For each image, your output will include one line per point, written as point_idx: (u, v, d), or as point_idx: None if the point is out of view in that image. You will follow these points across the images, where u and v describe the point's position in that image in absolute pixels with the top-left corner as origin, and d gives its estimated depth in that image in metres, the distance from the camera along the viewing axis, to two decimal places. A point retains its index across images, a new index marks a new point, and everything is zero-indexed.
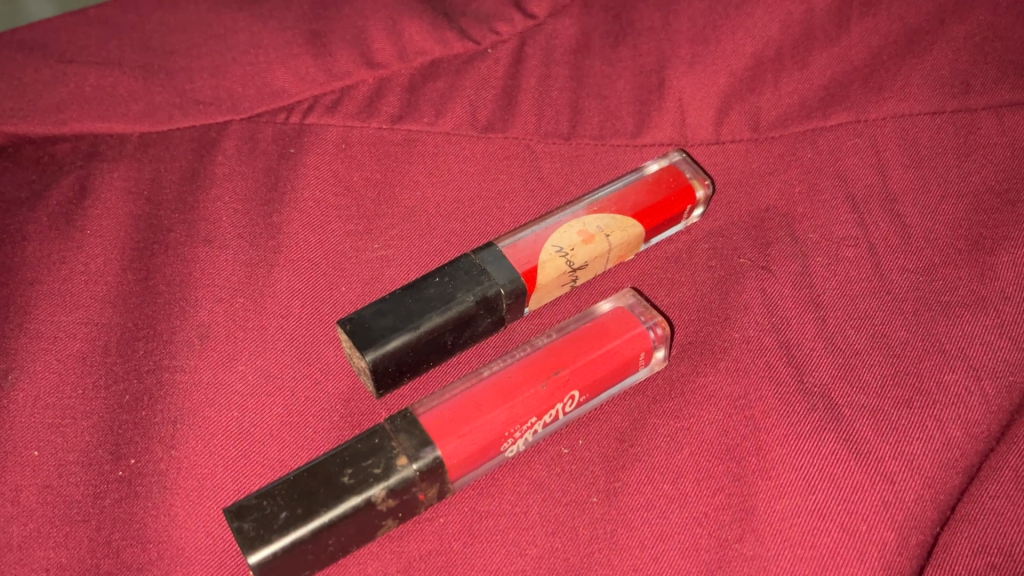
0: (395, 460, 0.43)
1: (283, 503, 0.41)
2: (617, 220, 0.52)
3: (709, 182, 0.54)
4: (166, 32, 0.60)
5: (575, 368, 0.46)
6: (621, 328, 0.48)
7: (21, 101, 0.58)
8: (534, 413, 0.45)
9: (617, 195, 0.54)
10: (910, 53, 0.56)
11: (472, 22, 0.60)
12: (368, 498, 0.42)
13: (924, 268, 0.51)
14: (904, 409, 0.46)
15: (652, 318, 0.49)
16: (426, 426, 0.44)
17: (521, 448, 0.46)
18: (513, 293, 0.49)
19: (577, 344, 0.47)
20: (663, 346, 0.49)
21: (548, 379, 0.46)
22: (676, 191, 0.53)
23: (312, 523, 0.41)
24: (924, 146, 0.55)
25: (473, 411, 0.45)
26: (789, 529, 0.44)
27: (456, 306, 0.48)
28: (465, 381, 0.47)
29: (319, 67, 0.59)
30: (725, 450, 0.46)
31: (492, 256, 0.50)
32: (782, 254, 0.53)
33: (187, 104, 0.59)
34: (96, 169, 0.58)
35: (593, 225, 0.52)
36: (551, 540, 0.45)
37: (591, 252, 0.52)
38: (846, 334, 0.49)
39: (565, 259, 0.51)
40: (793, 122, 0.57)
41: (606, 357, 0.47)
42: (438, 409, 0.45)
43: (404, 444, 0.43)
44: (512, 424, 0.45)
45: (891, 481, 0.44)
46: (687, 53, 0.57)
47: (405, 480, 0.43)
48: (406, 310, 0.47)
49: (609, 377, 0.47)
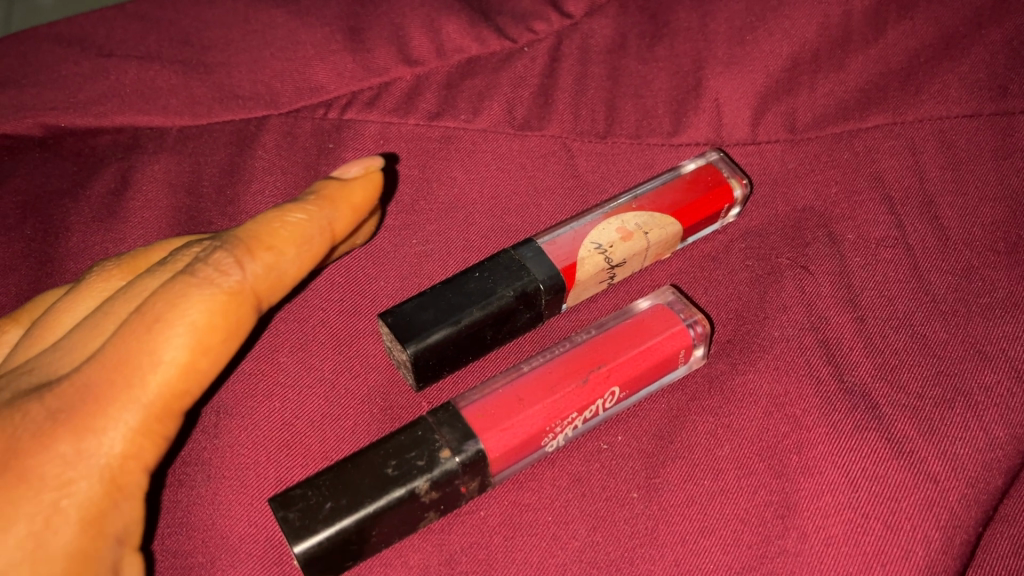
0: (439, 453, 0.43)
1: (327, 493, 0.41)
2: (655, 217, 0.53)
3: (747, 181, 0.54)
4: (204, 26, 0.61)
5: (615, 364, 0.47)
6: (661, 325, 0.48)
7: (62, 94, 0.59)
8: (575, 407, 0.46)
9: (655, 194, 0.54)
10: (948, 56, 0.55)
11: (509, 21, 0.60)
12: (411, 490, 0.42)
13: (964, 270, 0.51)
14: (946, 409, 0.46)
15: (692, 315, 0.49)
16: (468, 420, 0.44)
17: (561, 443, 0.47)
18: (553, 289, 0.50)
19: (617, 340, 0.48)
20: (703, 344, 0.49)
21: (588, 374, 0.46)
22: (713, 190, 0.53)
23: (357, 514, 0.41)
24: (962, 148, 0.54)
25: (515, 405, 0.45)
26: (832, 527, 0.44)
27: (496, 300, 0.48)
28: (506, 375, 0.47)
29: (357, 63, 0.59)
30: (767, 448, 0.47)
31: (531, 252, 0.50)
32: (820, 254, 0.53)
33: (226, 98, 0.59)
34: (138, 163, 0.59)
35: (631, 223, 0.52)
36: (592, 535, 0.45)
37: (630, 248, 0.52)
38: (886, 334, 0.49)
39: (604, 256, 0.51)
40: (830, 123, 0.56)
41: (645, 354, 0.47)
42: (480, 403, 0.45)
43: (447, 437, 0.44)
44: (554, 419, 0.45)
45: (935, 480, 0.44)
46: (724, 54, 0.57)
47: (448, 472, 0.43)
48: (445, 304, 0.48)
49: (648, 375, 0.48)
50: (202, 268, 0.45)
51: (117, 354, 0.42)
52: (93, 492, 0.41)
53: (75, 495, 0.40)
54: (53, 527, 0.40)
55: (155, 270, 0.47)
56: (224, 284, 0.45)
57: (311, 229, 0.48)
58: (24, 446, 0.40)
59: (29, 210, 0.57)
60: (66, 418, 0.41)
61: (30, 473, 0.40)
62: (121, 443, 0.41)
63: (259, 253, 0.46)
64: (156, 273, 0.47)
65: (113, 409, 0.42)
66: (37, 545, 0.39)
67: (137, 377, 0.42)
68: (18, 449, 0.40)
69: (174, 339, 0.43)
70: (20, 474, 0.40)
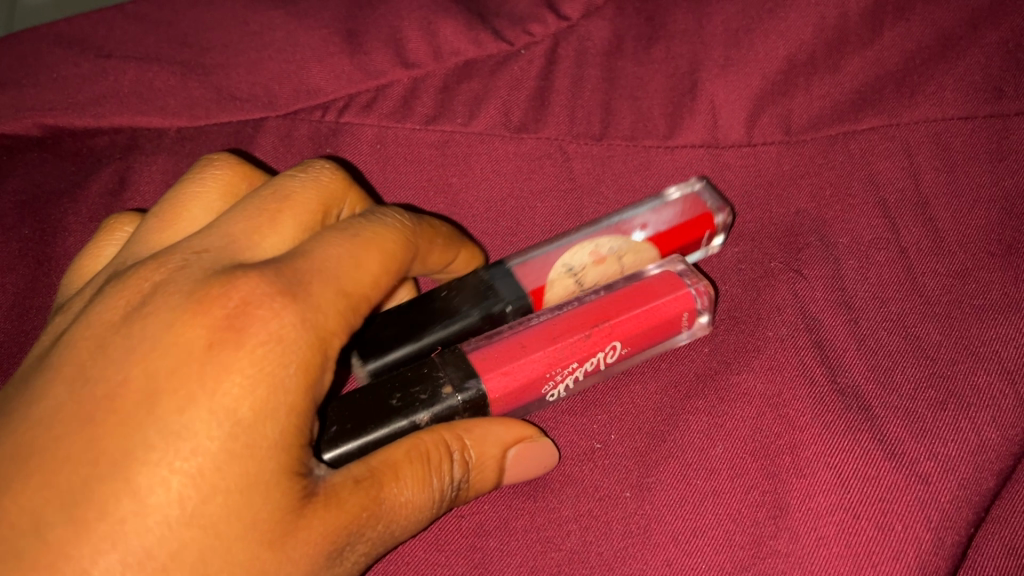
0: (442, 389, 0.45)
1: (334, 418, 0.43)
2: (630, 243, 0.54)
3: (728, 209, 0.54)
4: (202, 27, 0.61)
5: (618, 319, 0.49)
6: (666, 289, 0.50)
7: (61, 94, 0.59)
8: (578, 358, 0.48)
9: (636, 221, 0.55)
10: (944, 59, 0.55)
11: (506, 23, 0.60)
12: (413, 422, 0.44)
13: (958, 271, 0.51)
14: (938, 411, 0.47)
15: (698, 282, 0.50)
16: (472, 361, 0.47)
17: (562, 392, 0.49)
18: (519, 310, 0.52)
19: (624, 300, 0.50)
20: (708, 312, 0.50)
21: (591, 329, 0.48)
22: (692, 220, 0.54)
23: (361, 439, 0.43)
24: (957, 150, 0.54)
25: (518, 351, 0.47)
26: (824, 527, 0.44)
27: (460, 321, 0.50)
28: (513, 325, 0.49)
29: (354, 66, 0.59)
30: (760, 448, 0.47)
31: (503, 273, 0.52)
32: (814, 256, 0.53)
33: (224, 100, 0.59)
34: (137, 163, 0.60)
35: (605, 247, 0.54)
36: (585, 535, 0.46)
37: (601, 273, 0.54)
38: (879, 335, 0.50)
39: (574, 279, 0.53)
40: (825, 125, 0.57)
41: (648, 314, 0.49)
42: (485, 348, 0.48)
43: (450, 375, 0.46)
44: (554, 366, 0.47)
45: (926, 481, 0.45)
46: (720, 55, 0.57)
47: (449, 408, 0.45)
48: (424, 316, 0.49)
49: (653, 334, 0.50)
50: (381, 212, 0.48)
51: (325, 249, 0.43)
52: (312, 357, 0.40)
53: (295, 356, 0.39)
54: (286, 388, 0.38)
55: (299, 175, 0.48)
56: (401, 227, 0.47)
57: (450, 236, 0.53)
58: (245, 308, 0.39)
59: (28, 210, 0.58)
60: (285, 288, 0.40)
61: (252, 334, 0.39)
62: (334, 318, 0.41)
63: (426, 227, 0.50)
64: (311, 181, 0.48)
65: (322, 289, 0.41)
66: (267, 398, 0.38)
67: (345, 270, 0.43)
68: (244, 312, 0.39)
69: (374, 254, 0.44)
70: (247, 336, 0.38)
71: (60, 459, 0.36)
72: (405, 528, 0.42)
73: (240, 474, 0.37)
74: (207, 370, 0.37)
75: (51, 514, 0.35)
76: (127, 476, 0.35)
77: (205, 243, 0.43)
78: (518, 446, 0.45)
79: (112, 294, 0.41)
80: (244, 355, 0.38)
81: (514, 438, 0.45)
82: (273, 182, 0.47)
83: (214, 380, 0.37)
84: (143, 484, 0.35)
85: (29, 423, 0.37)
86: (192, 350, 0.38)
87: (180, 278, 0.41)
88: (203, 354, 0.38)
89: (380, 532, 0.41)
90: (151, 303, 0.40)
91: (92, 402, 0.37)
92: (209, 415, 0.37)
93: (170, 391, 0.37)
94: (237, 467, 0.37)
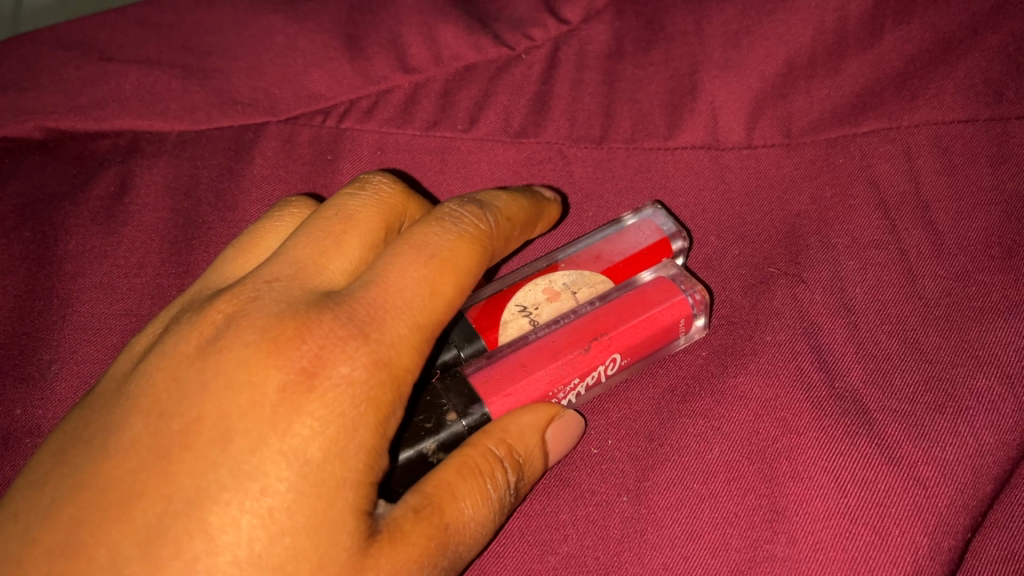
0: (446, 416, 0.44)
1: None
2: (584, 275, 0.52)
3: (685, 233, 0.53)
4: (203, 31, 0.61)
5: (617, 332, 0.48)
6: (661, 296, 0.49)
7: (62, 97, 0.60)
8: (579, 373, 0.47)
9: (588, 251, 0.53)
10: (943, 63, 0.55)
11: (506, 27, 0.60)
12: (420, 451, 0.43)
13: (958, 273, 0.51)
14: (937, 414, 0.46)
15: (691, 286, 0.50)
16: (474, 386, 0.46)
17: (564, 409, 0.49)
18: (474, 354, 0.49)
19: (619, 310, 0.49)
20: (703, 315, 0.50)
21: (590, 343, 0.47)
22: (650, 248, 0.53)
23: None
24: (958, 153, 0.54)
25: (519, 371, 0.46)
26: (821, 531, 0.44)
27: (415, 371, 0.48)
28: (511, 345, 0.49)
29: (355, 71, 0.59)
30: (757, 451, 0.47)
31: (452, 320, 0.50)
32: (813, 260, 0.53)
33: (225, 103, 0.60)
34: (137, 166, 0.60)
35: (559, 281, 0.52)
36: (581, 538, 0.46)
37: (556, 309, 0.51)
38: (878, 338, 0.50)
39: (528, 317, 0.50)
40: (826, 128, 0.57)
41: (646, 323, 0.48)
42: (485, 372, 0.46)
43: (453, 400, 0.45)
44: (555, 385, 0.47)
45: (925, 485, 0.44)
46: (720, 58, 0.57)
47: (456, 434, 0.44)
48: None
49: (654, 338, 0.49)
50: (460, 214, 0.46)
51: (397, 275, 0.42)
52: (384, 396, 0.39)
53: (367, 396, 0.39)
54: (352, 427, 0.38)
55: (360, 192, 0.47)
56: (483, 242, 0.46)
57: (528, 212, 0.51)
58: (320, 349, 0.39)
59: (28, 212, 0.58)
60: (357, 325, 0.40)
61: (327, 373, 0.38)
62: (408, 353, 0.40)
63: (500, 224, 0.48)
64: (368, 196, 0.46)
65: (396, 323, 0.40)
66: (340, 438, 0.38)
67: (419, 297, 0.41)
68: (320, 352, 0.39)
69: (450, 276, 0.43)
70: (322, 377, 0.38)
71: (137, 494, 0.36)
72: (475, 541, 0.42)
73: (308, 514, 0.37)
74: (278, 412, 0.37)
75: (125, 550, 0.35)
76: (201, 515, 0.36)
77: (277, 271, 0.43)
78: (554, 428, 0.45)
79: (189, 324, 0.41)
80: (317, 398, 0.38)
81: (549, 418, 0.45)
82: (332, 203, 0.46)
83: (285, 424, 0.37)
84: (214, 522, 0.36)
85: (107, 455, 0.38)
86: (265, 392, 0.38)
87: (254, 309, 0.41)
88: (276, 396, 0.38)
89: (457, 547, 0.40)
90: (222, 337, 0.40)
91: (167, 438, 0.37)
92: (280, 455, 0.37)
93: (242, 431, 0.37)
94: (305, 507, 0.37)
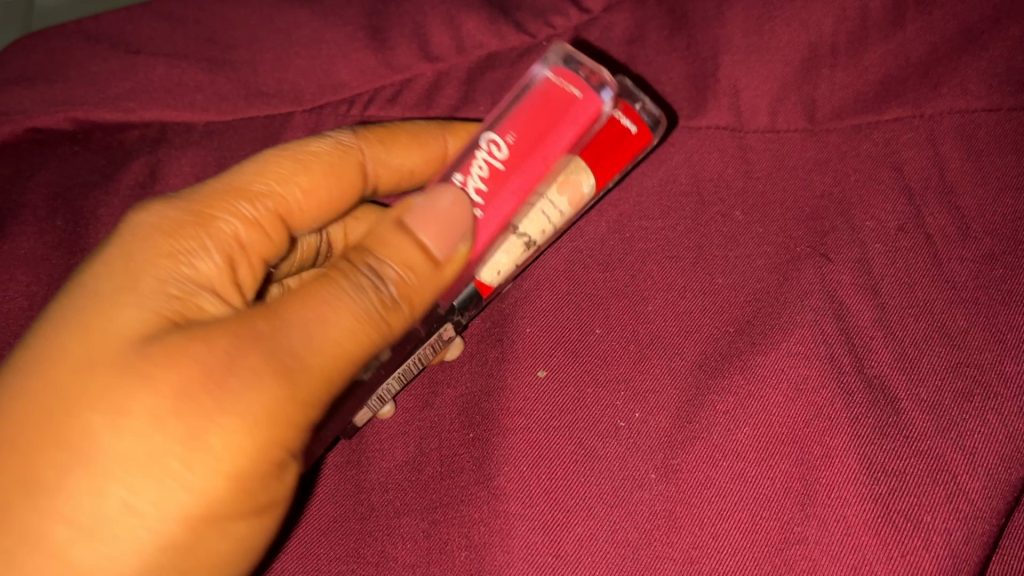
0: None
1: None
2: None
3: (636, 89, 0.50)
4: (228, 24, 0.62)
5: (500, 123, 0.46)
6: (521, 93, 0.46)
7: (92, 89, 0.61)
8: (460, 169, 0.46)
9: None
10: (965, 52, 0.54)
11: (528, 15, 0.60)
12: None
13: (984, 257, 0.50)
14: (965, 402, 0.46)
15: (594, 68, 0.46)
16: None
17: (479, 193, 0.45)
18: None
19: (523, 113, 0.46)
20: (608, 86, 0.46)
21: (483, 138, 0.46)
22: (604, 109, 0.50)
23: None
24: (981, 141, 0.53)
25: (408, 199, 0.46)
26: (852, 514, 0.44)
27: None
28: None
29: (379, 61, 0.60)
30: (787, 435, 0.47)
31: None
32: (840, 241, 0.52)
33: (251, 94, 0.60)
34: (165, 156, 0.60)
35: None
36: (610, 515, 0.47)
37: None
38: (905, 323, 0.49)
39: None
40: (849, 114, 0.56)
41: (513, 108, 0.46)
42: None
43: None
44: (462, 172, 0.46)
45: (954, 475, 0.44)
46: (742, 43, 0.57)
47: None
48: None
49: (569, 146, 0.46)
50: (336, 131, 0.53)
51: (255, 162, 0.49)
52: (224, 255, 0.45)
53: (216, 250, 0.45)
54: (187, 283, 0.44)
55: None
56: (343, 159, 0.51)
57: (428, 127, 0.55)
58: (161, 225, 0.45)
59: (61, 202, 0.59)
60: (194, 204, 0.46)
61: (162, 237, 0.44)
62: (277, 247, 0.48)
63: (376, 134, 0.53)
64: None
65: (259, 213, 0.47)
66: (169, 295, 0.43)
67: (276, 178, 0.48)
68: (156, 224, 0.45)
69: (309, 167, 0.49)
70: (162, 247, 0.44)
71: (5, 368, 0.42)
72: (341, 355, 0.42)
73: (131, 356, 0.40)
74: (112, 273, 0.43)
75: (6, 428, 0.40)
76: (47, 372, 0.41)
77: None
78: (420, 227, 0.44)
79: None
80: (149, 253, 0.44)
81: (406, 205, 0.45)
82: None
83: (121, 280, 0.43)
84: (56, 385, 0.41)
85: None
86: (104, 258, 0.44)
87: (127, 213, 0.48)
88: (114, 259, 0.44)
89: (304, 350, 0.40)
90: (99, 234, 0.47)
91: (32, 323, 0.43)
92: (114, 307, 0.42)
93: (84, 297, 0.43)
94: (135, 350, 0.40)
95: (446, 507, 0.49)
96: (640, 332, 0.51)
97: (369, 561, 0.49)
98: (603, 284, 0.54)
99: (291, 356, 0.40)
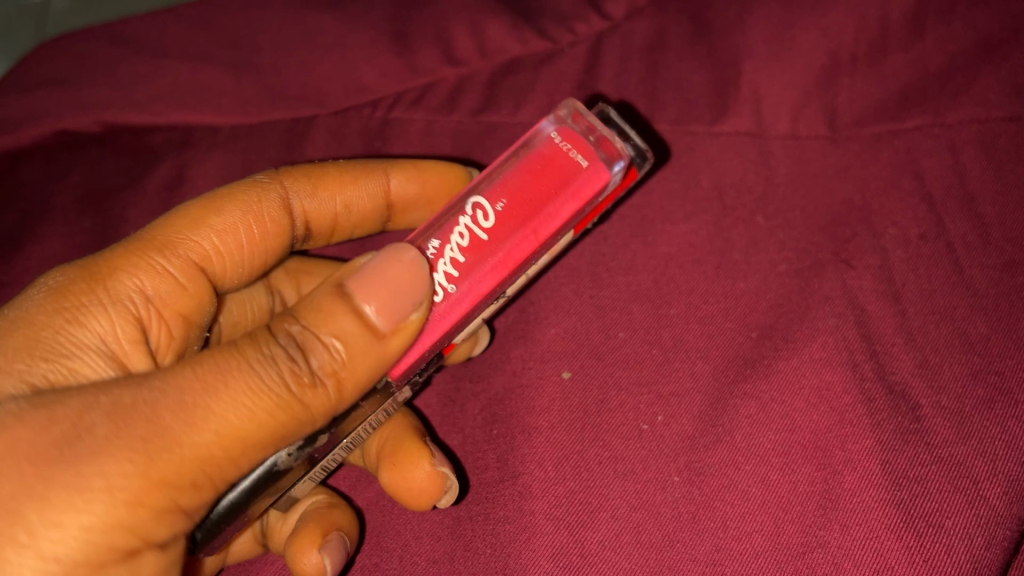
0: None
1: None
2: None
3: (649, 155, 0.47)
4: (254, 28, 0.63)
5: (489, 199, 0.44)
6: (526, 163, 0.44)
7: (121, 92, 0.61)
8: (437, 234, 0.44)
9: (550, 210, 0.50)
10: (986, 62, 0.54)
11: (550, 21, 0.62)
12: None
13: (1006, 264, 0.50)
14: (986, 409, 0.46)
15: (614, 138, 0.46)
16: None
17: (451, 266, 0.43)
18: None
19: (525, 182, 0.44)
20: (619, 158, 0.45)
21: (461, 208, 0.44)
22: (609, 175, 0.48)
23: None
24: (1003, 150, 0.53)
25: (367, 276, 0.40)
26: (877, 520, 0.44)
27: None
28: None
29: (402, 65, 0.61)
30: (809, 440, 0.47)
31: None
32: (861, 248, 0.53)
33: (276, 98, 0.61)
34: (191, 160, 0.61)
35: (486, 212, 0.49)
36: (632, 515, 0.47)
37: None
38: (927, 329, 0.49)
39: None
40: (869, 121, 0.56)
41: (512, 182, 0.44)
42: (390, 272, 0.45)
43: None
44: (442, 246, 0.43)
45: (975, 480, 0.45)
46: (763, 51, 0.57)
47: None
48: None
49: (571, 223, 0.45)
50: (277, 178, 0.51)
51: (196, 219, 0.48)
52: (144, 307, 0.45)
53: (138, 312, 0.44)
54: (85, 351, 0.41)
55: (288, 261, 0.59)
56: (265, 201, 0.49)
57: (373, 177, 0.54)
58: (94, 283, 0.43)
59: (89, 204, 0.60)
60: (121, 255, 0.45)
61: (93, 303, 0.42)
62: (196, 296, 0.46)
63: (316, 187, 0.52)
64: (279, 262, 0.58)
65: (175, 265, 0.45)
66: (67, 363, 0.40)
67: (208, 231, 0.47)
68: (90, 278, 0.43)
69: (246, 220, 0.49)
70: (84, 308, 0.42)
71: None
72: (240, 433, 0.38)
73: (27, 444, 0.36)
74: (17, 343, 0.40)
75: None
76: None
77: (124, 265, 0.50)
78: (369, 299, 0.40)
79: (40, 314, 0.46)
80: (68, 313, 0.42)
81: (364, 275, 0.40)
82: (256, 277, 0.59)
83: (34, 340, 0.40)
84: None
85: None
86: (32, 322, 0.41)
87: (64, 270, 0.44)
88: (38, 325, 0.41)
89: (178, 423, 0.36)
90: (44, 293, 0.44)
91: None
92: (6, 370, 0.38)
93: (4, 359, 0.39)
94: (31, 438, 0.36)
95: (469, 503, 0.49)
96: (663, 335, 0.52)
97: (392, 554, 0.49)
98: (626, 288, 0.54)
99: (147, 457, 0.36)
